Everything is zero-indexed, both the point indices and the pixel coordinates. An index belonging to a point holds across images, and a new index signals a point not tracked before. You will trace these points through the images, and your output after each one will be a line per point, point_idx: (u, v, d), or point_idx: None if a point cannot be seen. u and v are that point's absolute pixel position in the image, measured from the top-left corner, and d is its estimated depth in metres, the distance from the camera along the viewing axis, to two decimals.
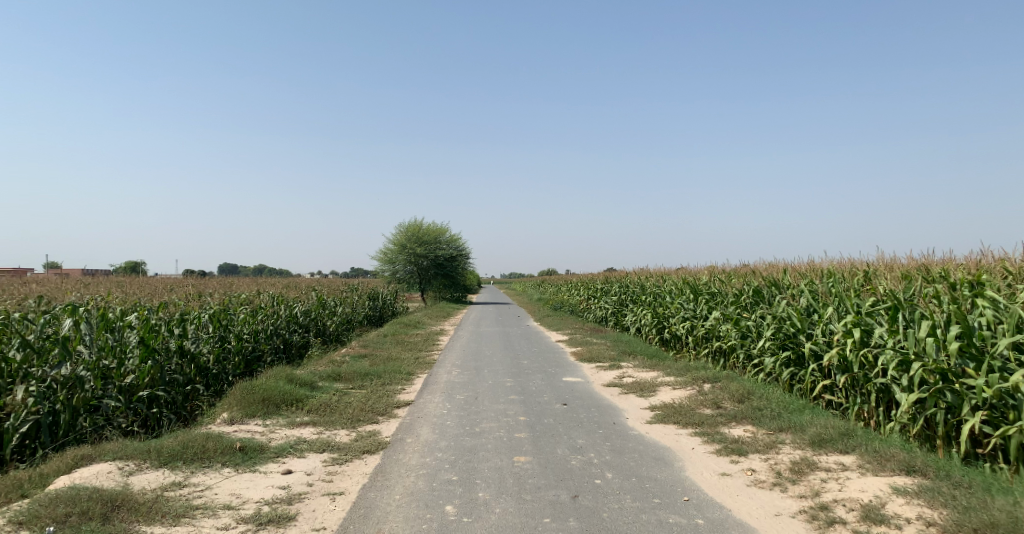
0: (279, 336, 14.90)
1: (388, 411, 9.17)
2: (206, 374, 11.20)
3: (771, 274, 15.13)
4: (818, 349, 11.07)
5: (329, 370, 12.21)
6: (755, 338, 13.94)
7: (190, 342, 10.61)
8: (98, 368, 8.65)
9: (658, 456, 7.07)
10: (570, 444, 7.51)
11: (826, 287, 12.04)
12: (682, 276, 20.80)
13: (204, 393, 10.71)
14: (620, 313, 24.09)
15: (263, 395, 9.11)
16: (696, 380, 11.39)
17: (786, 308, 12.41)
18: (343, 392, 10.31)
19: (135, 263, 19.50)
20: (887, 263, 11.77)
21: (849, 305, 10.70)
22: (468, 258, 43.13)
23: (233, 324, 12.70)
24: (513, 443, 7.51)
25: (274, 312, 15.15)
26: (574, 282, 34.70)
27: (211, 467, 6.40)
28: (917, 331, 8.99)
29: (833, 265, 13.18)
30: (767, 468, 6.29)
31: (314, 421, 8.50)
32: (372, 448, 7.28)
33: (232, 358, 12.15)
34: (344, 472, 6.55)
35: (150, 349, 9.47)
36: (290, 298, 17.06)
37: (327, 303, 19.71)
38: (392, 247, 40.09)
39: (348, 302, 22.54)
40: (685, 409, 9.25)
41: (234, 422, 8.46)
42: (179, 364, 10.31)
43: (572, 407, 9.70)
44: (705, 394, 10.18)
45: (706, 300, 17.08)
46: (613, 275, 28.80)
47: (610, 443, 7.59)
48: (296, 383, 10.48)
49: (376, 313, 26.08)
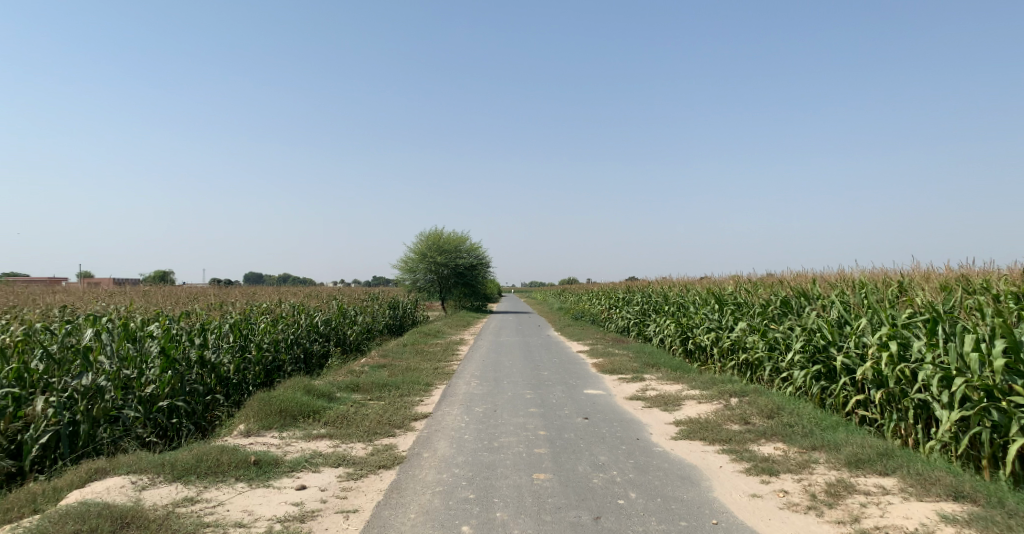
0: (299, 345, 14.77)
1: (405, 424, 8.95)
2: (226, 384, 11.07)
3: (800, 284, 14.79)
4: (851, 362, 10.71)
5: (348, 380, 12.04)
6: (783, 351, 13.58)
7: (211, 352, 10.49)
8: (118, 377, 8.52)
9: (685, 474, 6.77)
10: (591, 461, 7.23)
11: (859, 298, 11.71)
12: (706, 286, 20.45)
13: (223, 404, 10.57)
14: (642, 322, 23.75)
15: (280, 406, 8.94)
16: (722, 394, 11.06)
17: (816, 320, 12.08)
18: (360, 403, 10.11)
19: (162, 272, 19.56)
20: (923, 273, 11.43)
21: (883, 317, 10.37)
22: (489, 267, 42.99)
23: (254, 334, 12.58)
24: (533, 460, 7.25)
25: (294, 321, 15.03)
26: (596, 291, 34.37)
27: (224, 481, 6.21)
28: (960, 346, 8.65)
29: (865, 276, 12.83)
30: (801, 490, 5.97)
31: (330, 433, 8.30)
32: (388, 463, 7.06)
33: (252, 368, 12.02)
34: (359, 488, 6.33)
35: (171, 359, 9.35)
36: (311, 307, 16.95)
37: (348, 312, 19.60)
38: (413, 256, 40.05)
39: (369, 311, 22.43)
40: (712, 424, 8.92)
41: (250, 434, 8.28)
42: (200, 374, 10.19)
43: (594, 421, 9.42)
44: (732, 408, 9.85)
45: (732, 310, 16.74)
46: (635, 284, 28.45)
47: (634, 460, 7.30)
48: (313, 394, 10.30)
49: (396, 322, 25.97)
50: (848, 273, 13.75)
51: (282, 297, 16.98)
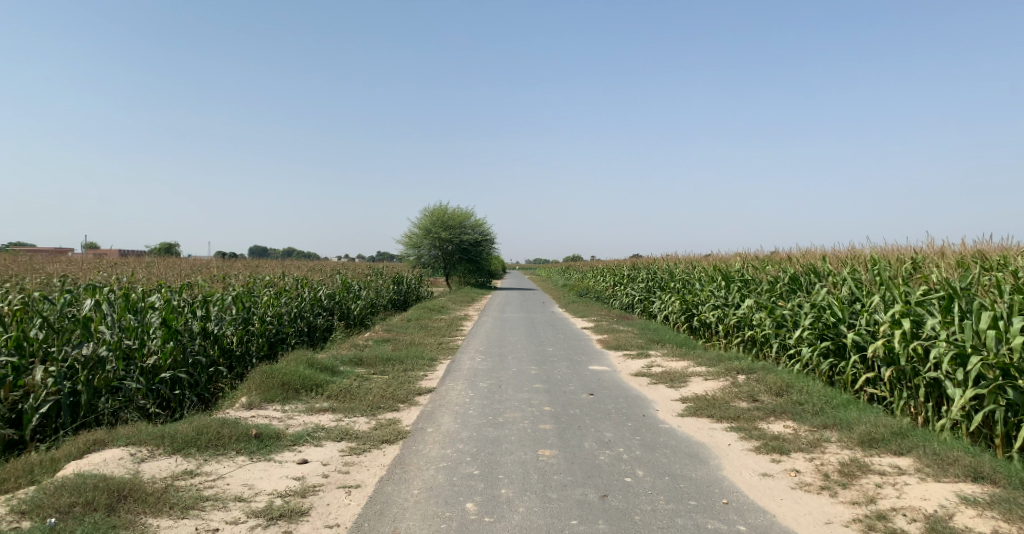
0: (303, 319, 14.64)
1: (409, 398, 8.83)
2: (228, 356, 10.97)
3: (809, 261, 14.59)
4: (861, 340, 10.55)
5: (351, 354, 11.92)
6: (791, 328, 13.42)
7: (213, 324, 10.38)
8: (119, 347, 8.40)
9: (693, 452, 6.64)
10: (597, 438, 7.10)
11: (871, 275, 11.52)
12: (712, 263, 20.26)
13: (226, 376, 10.48)
14: (647, 299, 23.62)
15: (282, 380, 8.81)
16: (729, 371, 10.92)
17: (826, 297, 11.90)
18: (364, 378, 9.99)
19: (168, 245, 19.43)
20: (938, 250, 11.23)
21: (897, 293, 10.20)
22: (493, 243, 42.81)
23: (257, 306, 12.46)
24: (538, 436, 7.13)
25: (298, 295, 14.90)
26: (600, 268, 34.22)
27: (225, 455, 6.09)
28: (976, 324, 8.48)
29: (877, 253, 12.63)
30: (813, 469, 5.84)
31: (333, 407, 8.18)
32: (391, 437, 6.93)
33: (255, 341, 11.91)
34: (361, 463, 6.21)
35: (173, 330, 9.24)
36: (315, 282, 16.81)
37: (352, 287, 19.49)
38: (418, 231, 39.88)
39: (373, 286, 22.32)
40: (720, 402, 8.78)
41: (252, 407, 8.16)
42: (202, 346, 10.08)
43: (599, 397, 9.30)
44: (740, 386, 9.70)
45: (739, 288, 16.57)
46: (640, 262, 28.26)
47: (641, 437, 7.18)
48: (316, 368, 10.18)
49: (400, 298, 25.84)
50: (859, 251, 13.55)
51: (285, 270, 16.85)
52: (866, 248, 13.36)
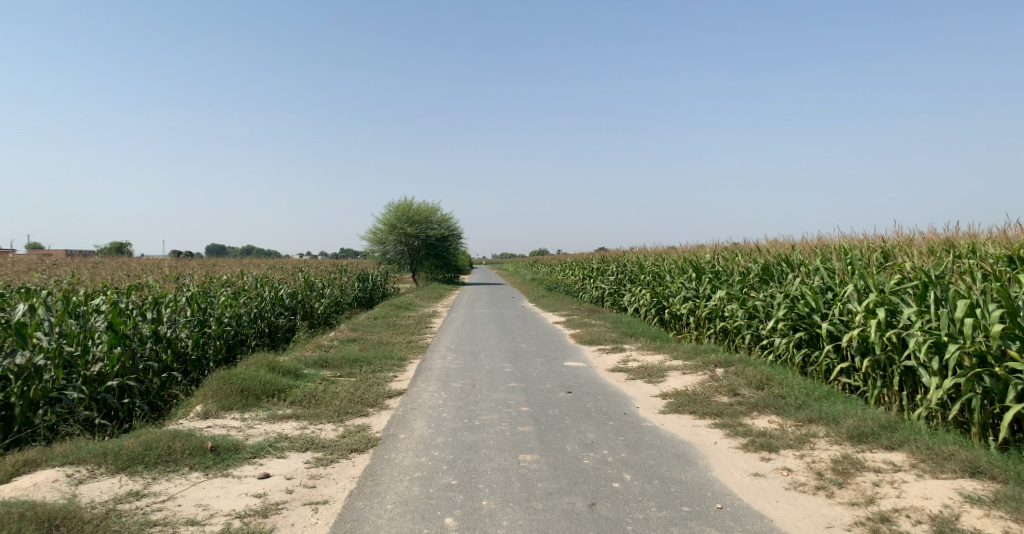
0: (264, 319, 14.12)
1: (378, 402, 8.43)
2: (183, 360, 10.45)
3: (780, 251, 14.45)
4: (836, 330, 10.39)
5: (315, 355, 11.46)
6: (763, 319, 13.28)
7: (165, 326, 9.87)
8: (60, 355, 7.88)
9: (679, 452, 6.38)
10: (579, 440, 6.81)
11: (844, 264, 11.37)
12: (682, 255, 20.12)
13: (181, 381, 9.98)
14: (618, 292, 23.42)
15: (242, 386, 8.35)
16: (706, 364, 10.72)
17: (799, 287, 11.73)
18: (329, 381, 9.55)
19: (120, 243, 18.66)
20: (910, 238, 11.11)
21: (871, 283, 10.03)
22: (460, 238, 42.35)
23: (214, 307, 11.92)
24: (518, 440, 6.80)
25: (258, 294, 14.36)
26: (568, 262, 34.00)
27: (177, 471, 5.64)
28: (952, 312, 8.32)
29: (848, 243, 12.50)
30: (805, 467, 5.60)
31: (297, 414, 7.75)
32: (360, 446, 6.55)
33: (212, 344, 11.39)
34: (329, 475, 5.82)
35: (121, 335, 8.73)
36: (276, 280, 16.26)
37: (316, 285, 18.95)
38: (383, 227, 39.25)
39: (338, 284, 21.78)
40: (701, 397, 8.55)
41: (208, 417, 7.69)
42: (154, 350, 9.56)
43: (577, 395, 9.00)
44: (718, 379, 9.49)
45: (709, 279, 16.41)
46: (608, 255, 28.10)
47: (624, 438, 6.90)
48: (279, 371, 9.70)
49: (366, 295, 25.33)
50: (830, 240, 13.42)
51: (245, 269, 16.27)
52: (837, 237, 13.23)
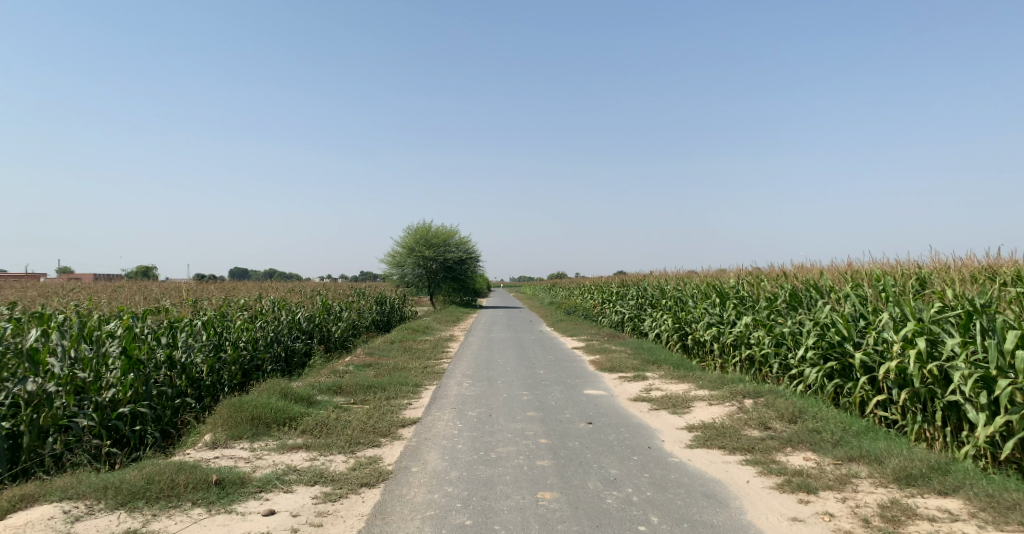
0: (280, 343, 13.86)
1: (391, 431, 8.09)
2: (197, 386, 10.19)
3: (808, 276, 13.97)
4: (871, 360, 9.91)
5: (330, 381, 11.15)
6: (792, 347, 12.79)
7: (180, 351, 9.63)
8: (70, 381, 7.64)
9: (709, 492, 5.97)
10: (602, 476, 6.42)
11: (878, 291, 10.89)
12: (705, 279, 19.67)
13: (195, 408, 9.71)
14: (639, 317, 22.95)
15: (252, 413, 8.05)
16: (734, 395, 10.26)
17: (830, 314, 11.26)
18: (342, 409, 9.22)
19: (145, 267, 18.59)
20: (948, 264, 10.62)
21: (909, 311, 9.56)
22: (478, 261, 42.09)
23: (230, 331, 11.68)
24: (536, 476, 6.43)
25: (275, 318, 14.13)
26: (588, 285, 33.62)
27: (179, 507, 5.33)
28: (1001, 344, 7.84)
29: (881, 269, 12.02)
30: (849, 512, 5.18)
31: (308, 444, 7.42)
32: (371, 480, 6.20)
33: (227, 369, 11.13)
34: (337, 512, 5.48)
35: (135, 361, 8.49)
36: (293, 304, 16.03)
37: (333, 308, 18.72)
38: (401, 250, 39.11)
39: (355, 307, 21.54)
40: (730, 431, 8.11)
41: (216, 446, 7.38)
42: (168, 376, 9.32)
43: (599, 426, 8.59)
44: (747, 412, 9.04)
45: (734, 305, 15.95)
46: (628, 278, 27.67)
47: (649, 474, 6.50)
48: (291, 398, 9.39)
49: (384, 318, 25.09)
50: (861, 266, 12.95)
51: (262, 292, 16.07)
52: (868, 263, 12.76)
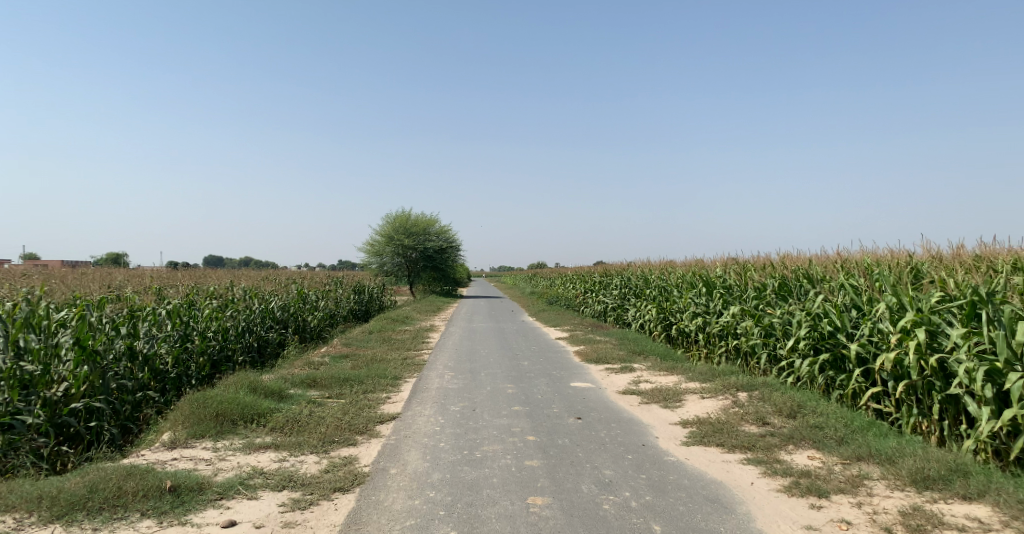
0: (252, 333, 13.26)
1: (368, 428, 7.57)
2: (162, 379, 9.61)
3: (797, 265, 13.58)
4: (866, 351, 9.53)
5: (304, 374, 10.58)
6: (781, 338, 12.41)
7: (142, 342, 9.05)
8: (15, 376, 7.03)
9: (712, 495, 5.55)
10: (596, 479, 5.97)
11: (872, 280, 10.49)
12: (690, 268, 19.28)
13: (158, 402, 9.14)
14: (622, 307, 22.56)
15: (217, 410, 7.49)
16: (726, 387, 9.85)
17: (822, 303, 10.86)
18: (316, 404, 8.68)
19: (116, 255, 17.86)
20: (946, 253, 10.24)
21: (907, 300, 9.17)
22: (458, 250, 41.50)
23: (197, 321, 11.08)
24: (524, 478, 5.96)
25: (246, 307, 13.52)
26: (569, 275, 33.20)
27: (125, 520, 4.93)
28: (1008, 336, 7.47)
29: (874, 258, 11.63)
30: (866, 521, 4.78)
31: (277, 443, 6.87)
32: (345, 485, 5.69)
33: (194, 361, 10.54)
34: (305, 523, 5.01)
35: (90, 352, 7.90)
36: (266, 292, 15.40)
37: (309, 298, 18.10)
38: (380, 239, 38.39)
39: (332, 296, 20.93)
40: (728, 427, 7.68)
41: (175, 446, 6.82)
42: (128, 368, 8.74)
43: (588, 422, 8.13)
44: (743, 406, 8.63)
45: (720, 294, 15.56)
46: (610, 269, 27.28)
47: (646, 476, 6.06)
48: (260, 392, 8.83)
49: (362, 307, 24.51)
50: (852, 254, 12.56)
51: (234, 280, 15.41)
52: (861, 251, 12.37)
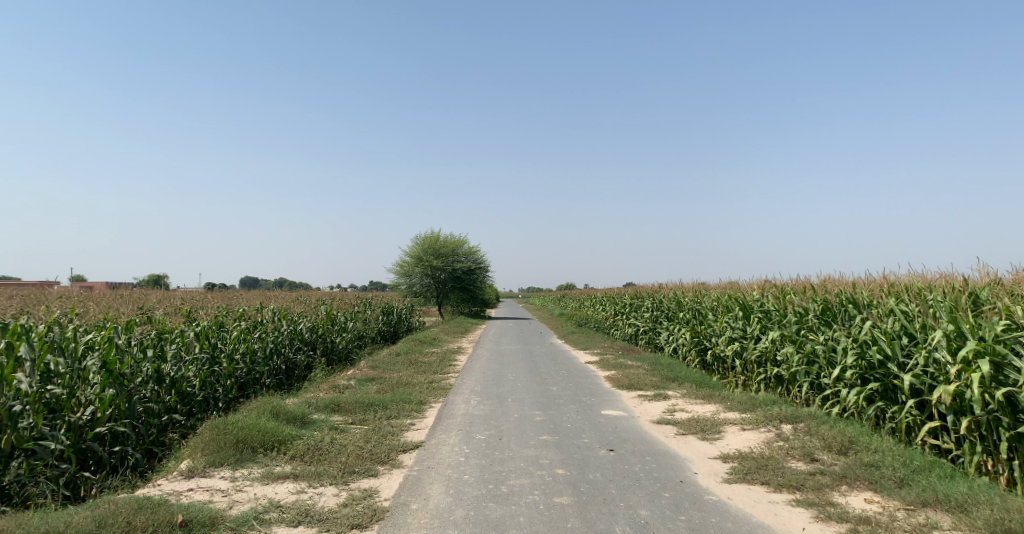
0: (280, 355, 13.02)
1: (391, 458, 7.20)
2: (189, 402, 9.36)
3: (840, 289, 13.02)
4: (920, 383, 8.97)
5: (330, 398, 10.29)
6: (824, 365, 11.84)
7: (170, 365, 8.81)
8: (40, 399, 6.79)
9: None
10: (630, 520, 5.52)
11: (925, 305, 9.93)
12: (725, 291, 18.74)
13: (184, 426, 8.88)
14: (654, 330, 22.01)
15: (238, 436, 7.18)
16: (769, 419, 9.33)
17: (871, 330, 10.30)
18: (339, 430, 8.36)
19: (155, 276, 17.87)
20: (1005, 279, 9.66)
21: (967, 328, 8.62)
22: (487, 271, 41.21)
23: (225, 343, 10.85)
24: (554, 518, 5.53)
25: (275, 328, 13.31)
26: (598, 296, 32.69)
27: None
28: None
29: (924, 282, 11.07)
30: None
31: (296, 472, 6.53)
32: (362, 521, 5.32)
33: (221, 384, 10.30)
34: None
35: (117, 375, 7.67)
36: (295, 314, 15.19)
37: (338, 319, 17.89)
38: (409, 260, 38.26)
39: (361, 317, 20.71)
40: (772, 463, 7.18)
41: (192, 475, 6.51)
42: (155, 391, 8.49)
43: (622, 454, 7.68)
44: (788, 440, 8.11)
45: (758, 318, 15.01)
46: (640, 290, 26.76)
47: (686, 517, 5.59)
48: (283, 418, 8.52)
49: (390, 329, 24.25)
50: (899, 278, 11.99)
51: (264, 301, 15.22)
52: (910, 276, 11.78)
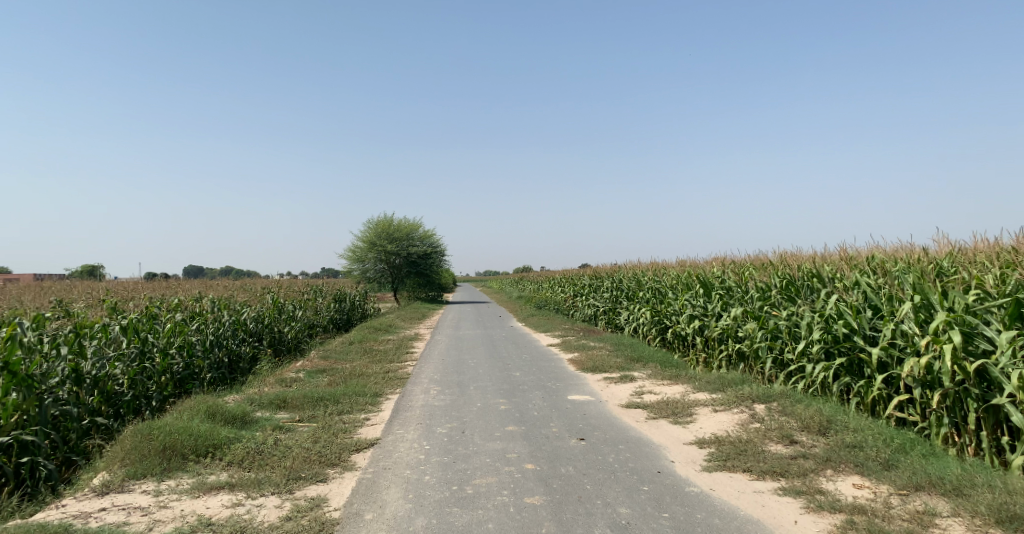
0: (222, 347, 12.20)
1: (343, 459, 6.57)
2: (116, 403, 8.57)
3: (802, 262, 12.69)
4: (888, 357, 8.65)
5: (276, 393, 9.56)
6: (788, 341, 11.53)
7: (89, 363, 8.00)
8: None
9: None
10: (610, 520, 5.03)
11: (890, 277, 9.59)
12: (684, 269, 18.42)
13: (109, 429, 8.09)
14: (614, 310, 21.61)
15: (164, 443, 6.44)
16: (740, 398, 8.94)
17: (837, 303, 9.95)
18: (283, 430, 7.67)
19: (90, 267, 16.76)
20: (970, 249, 9.36)
21: (936, 300, 8.28)
22: (443, 256, 40.38)
23: (158, 336, 10.03)
24: (526, 523, 5.00)
25: (215, 319, 12.46)
26: (556, 278, 32.23)
27: None
28: None
29: (888, 254, 10.76)
30: None
31: (232, 481, 5.84)
32: None
33: (153, 381, 9.49)
34: None
35: (23, 377, 6.86)
36: (238, 302, 14.32)
37: (286, 307, 17.02)
38: (361, 245, 37.26)
39: (311, 306, 19.85)
40: (751, 447, 6.76)
41: (109, 491, 5.79)
42: (72, 393, 7.69)
43: (593, 443, 7.18)
44: (765, 421, 7.71)
45: (719, 295, 14.66)
46: (598, 271, 26.38)
47: (669, 515, 5.12)
48: (221, 418, 7.79)
49: (343, 316, 23.40)
50: (862, 250, 11.68)
51: (202, 290, 14.29)
52: (873, 247, 11.49)
